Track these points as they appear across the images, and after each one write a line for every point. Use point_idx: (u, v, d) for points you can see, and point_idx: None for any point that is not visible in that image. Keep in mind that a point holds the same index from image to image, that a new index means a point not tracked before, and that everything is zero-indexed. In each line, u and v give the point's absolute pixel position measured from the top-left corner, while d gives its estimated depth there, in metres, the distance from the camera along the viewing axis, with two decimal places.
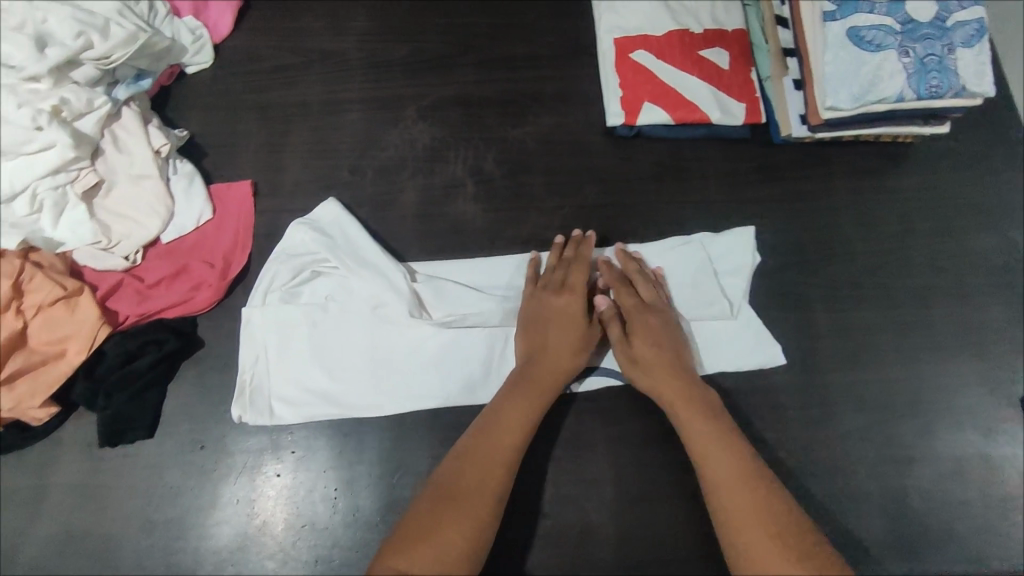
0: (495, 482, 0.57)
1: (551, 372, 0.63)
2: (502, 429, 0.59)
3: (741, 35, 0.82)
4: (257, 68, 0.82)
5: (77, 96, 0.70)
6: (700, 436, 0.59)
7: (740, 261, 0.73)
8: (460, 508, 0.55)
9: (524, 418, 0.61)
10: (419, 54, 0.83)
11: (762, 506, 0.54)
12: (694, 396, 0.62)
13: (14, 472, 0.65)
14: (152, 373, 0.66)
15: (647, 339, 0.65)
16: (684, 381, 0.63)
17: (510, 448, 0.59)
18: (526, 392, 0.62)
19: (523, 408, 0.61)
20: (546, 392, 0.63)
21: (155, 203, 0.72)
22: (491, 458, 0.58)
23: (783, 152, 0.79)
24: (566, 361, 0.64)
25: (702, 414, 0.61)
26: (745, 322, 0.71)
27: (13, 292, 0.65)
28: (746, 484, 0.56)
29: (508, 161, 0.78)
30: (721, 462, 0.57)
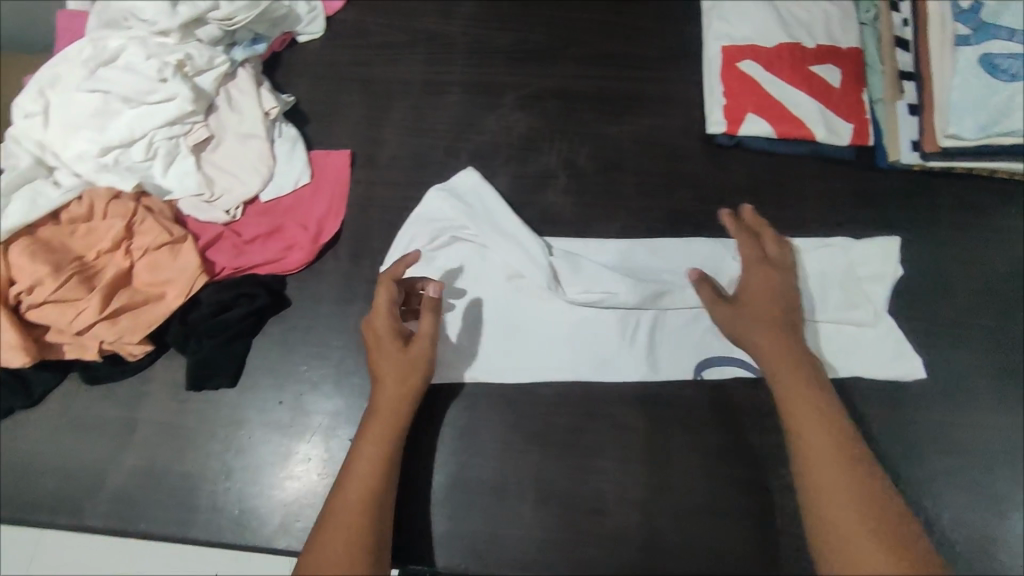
0: (360, 541, 0.53)
1: (388, 411, 0.60)
2: (353, 493, 0.56)
3: (855, 53, 0.80)
4: (365, 43, 0.84)
5: (200, 53, 0.73)
6: (793, 393, 0.58)
7: (882, 269, 0.71)
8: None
9: (371, 473, 0.57)
10: (523, 43, 0.84)
11: (850, 475, 0.53)
12: (799, 361, 0.60)
13: (105, 403, 0.68)
14: (241, 325, 0.68)
15: (754, 298, 0.64)
16: (784, 341, 0.61)
17: (367, 506, 0.55)
18: (371, 441, 0.58)
19: (374, 466, 0.57)
20: (391, 429, 0.59)
21: (258, 163, 0.74)
22: (350, 522, 0.54)
23: (889, 178, 0.76)
24: (404, 388, 0.60)
25: (806, 378, 0.59)
26: (884, 333, 0.69)
27: (125, 232, 0.68)
28: (835, 443, 0.55)
29: (603, 158, 0.78)
30: (815, 426, 0.56)
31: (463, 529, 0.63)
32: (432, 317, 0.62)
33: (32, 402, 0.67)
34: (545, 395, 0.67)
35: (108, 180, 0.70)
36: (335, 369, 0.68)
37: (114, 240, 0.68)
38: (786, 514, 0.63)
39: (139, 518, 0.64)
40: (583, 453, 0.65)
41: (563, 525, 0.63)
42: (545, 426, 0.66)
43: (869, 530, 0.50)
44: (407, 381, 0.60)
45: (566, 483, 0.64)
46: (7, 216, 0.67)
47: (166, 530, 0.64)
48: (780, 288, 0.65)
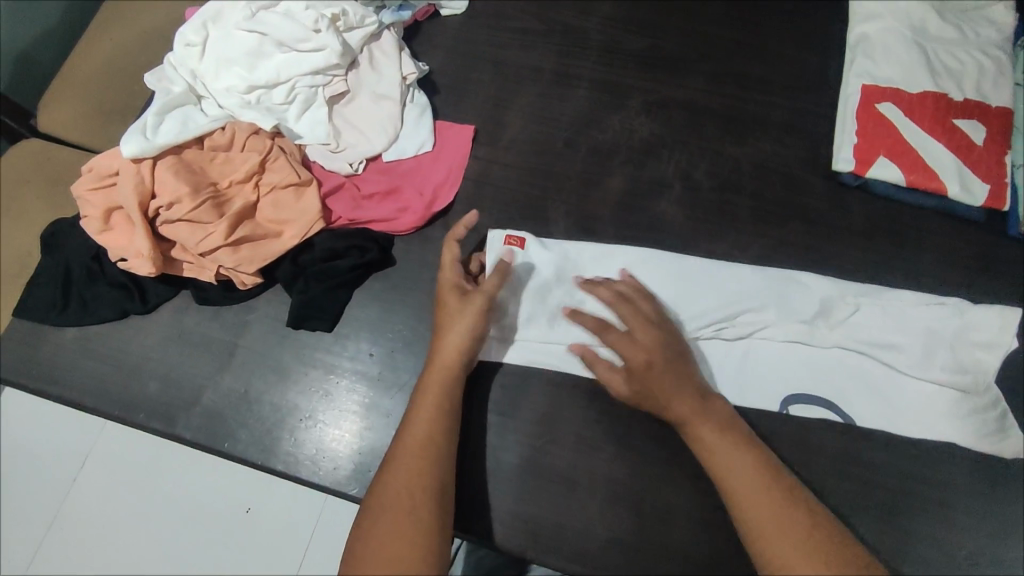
0: (421, 484, 0.55)
1: (440, 365, 0.62)
2: (411, 445, 0.57)
3: (1004, 113, 0.76)
4: (503, 26, 0.86)
5: (354, 11, 0.77)
6: (732, 471, 0.57)
7: (997, 338, 0.67)
8: (396, 520, 0.53)
9: (428, 426, 0.59)
10: (657, 49, 0.84)
11: (770, 485, 0.56)
12: (696, 377, 0.63)
13: (212, 324, 0.72)
14: (349, 274, 0.71)
15: (647, 364, 0.62)
16: (708, 409, 0.60)
17: (427, 455, 0.57)
18: (428, 396, 0.60)
19: (433, 410, 0.60)
20: (443, 382, 0.61)
21: (387, 123, 0.76)
22: (410, 470, 0.56)
23: (1018, 247, 0.73)
24: (453, 344, 0.63)
25: (706, 396, 0.61)
26: (991, 403, 0.66)
27: (258, 166, 0.72)
28: (779, 509, 0.55)
29: (720, 177, 0.77)
30: (726, 439, 0.58)
31: (528, 512, 0.64)
32: (498, 278, 0.65)
33: (146, 309, 0.72)
34: (628, 397, 0.67)
35: (250, 116, 0.73)
36: (428, 333, 0.70)
37: (247, 172, 0.71)
38: None
39: (225, 437, 0.67)
40: (656, 462, 0.65)
41: (627, 529, 0.63)
42: (621, 430, 0.66)
43: (802, 544, 0.53)
44: (453, 334, 0.63)
45: (636, 490, 0.64)
46: (159, 134, 0.71)
47: (246, 453, 0.66)
48: (660, 349, 0.62)
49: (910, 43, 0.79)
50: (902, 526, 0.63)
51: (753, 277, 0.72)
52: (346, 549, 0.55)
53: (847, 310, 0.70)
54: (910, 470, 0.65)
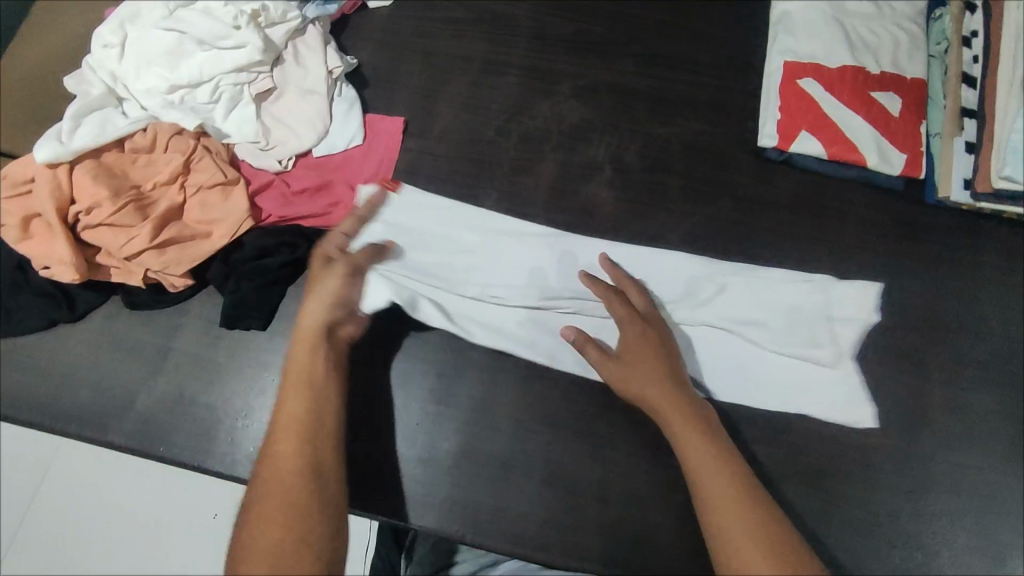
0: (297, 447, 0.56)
1: (302, 335, 0.62)
2: (284, 436, 0.57)
3: (919, 84, 0.79)
4: (433, 16, 0.85)
5: (275, 5, 0.76)
6: (695, 453, 0.58)
7: (857, 315, 0.69)
8: (274, 512, 0.53)
9: (297, 413, 0.58)
10: (586, 35, 0.84)
11: (736, 484, 0.56)
12: (673, 374, 0.63)
13: (144, 328, 0.71)
14: (280, 271, 0.71)
15: (639, 357, 0.64)
16: (679, 395, 0.62)
17: (305, 419, 0.58)
18: (293, 374, 0.60)
19: (297, 372, 0.60)
20: (305, 355, 0.61)
21: (315, 119, 0.76)
22: (285, 450, 0.56)
23: (935, 214, 0.76)
24: (313, 310, 0.63)
25: (681, 393, 0.62)
26: (842, 378, 0.68)
27: (182, 167, 0.71)
28: (735, 493, 0.56)
29: (649, 157, 0.78)
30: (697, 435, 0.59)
31: (467, 497, 0.65)
32: (371, 254, 0.68)
33: (75, 317, 0.71)
34: (564, 378, 0.69)
35: (172, 116, 0.72)
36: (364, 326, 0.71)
37: (172, 173, 0.70)
38: None
39: (161, 442, 0.67)
40: (591, 441, 0.66)
41: (565, 508, 0.64)
42: (556, 412, 0.67)
43: (759, 543, 0.53)
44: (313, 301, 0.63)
45: (571, 470, 0.65)
46: (75, 138, 0.69)
47: (183, 456, 0.66)
48: (665, 362, 0.64)
49: (829, 19, 0.81)
50: (826, 488, 0.65)
51: (626, 258, 0.73)
52: (230, 544, 0.53)
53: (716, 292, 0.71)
54: (835, 433, 0.67)
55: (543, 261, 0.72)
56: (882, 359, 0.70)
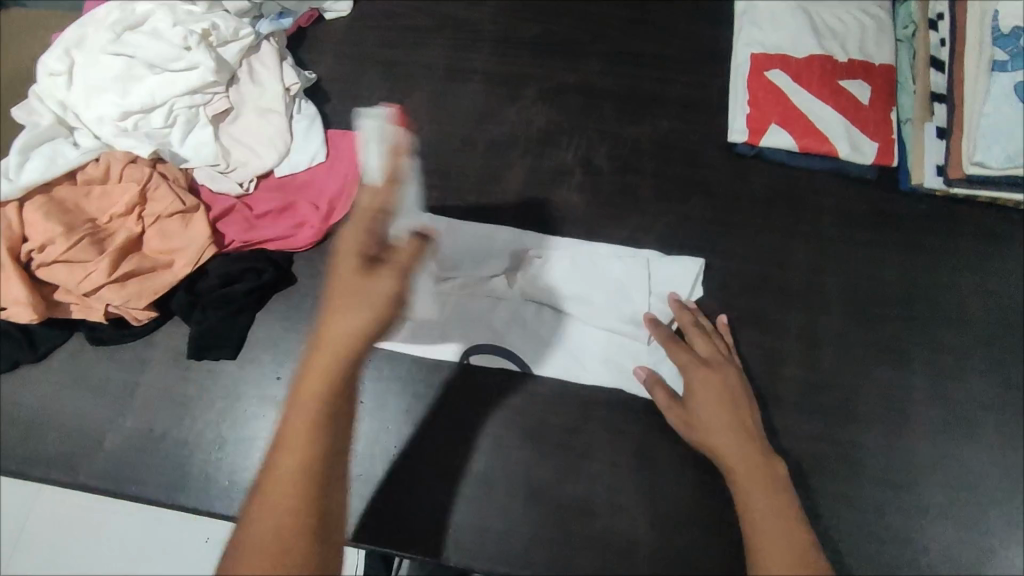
0: (308, 490, 0.45)
1: (327, 353, 0.47)
2: (288, 473, 0.45)
3: (888, 70, 0.78)
4: (392, 24, 0.83)
5: (226, 24, 0.73)
6: (755, 500, 0.55)
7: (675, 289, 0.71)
8: (265, 558, 0.42)
9: (308, 445, 0.45)
10: (549, 35, 0.82)
11: (789, 530, 0.52)
12: (738, 415, 0.60)
13: (110, 364, 0.69)
14: (246, 299, 0.69)
15: (706, 400, 0.61)
16: (748, 443, 0.58)
17: (315, 451, 0.45)
18: (300, 390, 0.46)
19: (313, 396, 0.46)
20: (319, 377, 0.47)
21: (275, 137, 0.74)
22: (285, 493, 0.44)
23: (910, 201, 0.75)
24: (349, 313, 0.47)
25: (740, 432, 0.59)
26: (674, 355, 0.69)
27: (138, 197, 0.68)
28: (785, 538, 0.52)
29: (618, 159, 0.77)
30: (751, 475, 0.56)
31: (450, 519, 0.63)
32: (416, 248, 0.52)
33: (38, 356, 0.69)
34: (542, 392, 0.67)
35: (126, 144, 0.70)
36: None
37: (127, 205, 0.68)
38: None
39: (134, 481, 0.65)
40: (573, 453, 0.65)
41: (550, 524, 0.63)
42: (537, 426, 0.66)
43: None
44: (365, 306, 0.47)
45: (554, 484, 0.64)
46: (25, 173, 0.68)
47: (155, 494, 0.65)
48: (732, 403, 0.61)
49: (794, 8, 0.80)
50: (812, 488, 0.64)
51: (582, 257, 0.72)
52: None
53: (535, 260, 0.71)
54: (818, 431, 0.66)
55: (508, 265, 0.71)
56: (862, 353, 0.69)
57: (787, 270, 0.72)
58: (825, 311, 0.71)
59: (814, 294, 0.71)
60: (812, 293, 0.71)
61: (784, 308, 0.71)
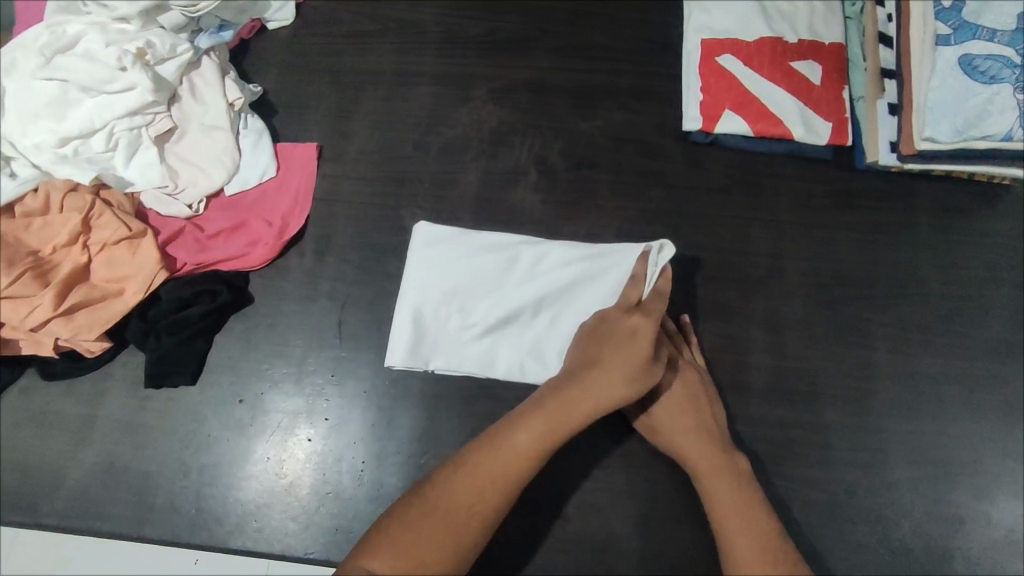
0: (498, 488, 0.53)
1: (580, 404, 0.56)
2: (492, 467, 0.54)
3: (838, 49, 0.77)
4: (335, 31, 0.81)
5: (162, 41, 0.71)
6: (726, 507, 0.56)
7: None
8: (447, 522, 0.52)
9: (526, 458, 0.54)
10: (498, 33, 0.81)
11: (758, 528, 0.55)
12: (699, 414, 0.61)
13: (65, 399, 0.67)
14: (202, 322, 0.67)
15: (669, 408, 0.61)
16: (712, 442, 0.60)
17: (524, 466, 0.54)
18: (544, 417, 0.55)
19: (541, 423, 0.55)
20: (566, 420, 0.56)
21: (223, 154, 0.72)
22: (475, 486, 0.53)
23: (866, 179, 0.75)
24: (628, 380, 0.57)
25: (701, 432, 0.60)
26: None
27: (81, 226, 0.66)
28: (757, 535, 0.54)
29: (574, 155, 0.76)
30: (718, 474, 0.58)
31: None
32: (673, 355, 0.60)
33: None
34: (509, 396, 0.67)
35: (65, 172, 0.68)
36: (297, 368, 0.68)
37: (71, 234, 0.66)
38: None
39: (98, 516, 0.64)
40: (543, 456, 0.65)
41: (523, 528, 0.63)
42: None
43: None
44: (635, 365, 0.57)
45: (526, 488, 0.64)
46: None
47: (121, 528, 0.63)
48: (696, 405, 0.62)
49: None
50: (782, 474, 0.65)
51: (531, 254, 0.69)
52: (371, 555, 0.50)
53: (482, 261, 0.69)
54: (786, 415, 0.66)
55: (478, 272, 0.69)
56: (825, 335, 0.69)
57: (748, 256, 0.72)
58: (788, 295, 0.71)
59: (775, 279, 0.71)
60: (774, 278, 0.71)
61: (746, 295, 0.71)
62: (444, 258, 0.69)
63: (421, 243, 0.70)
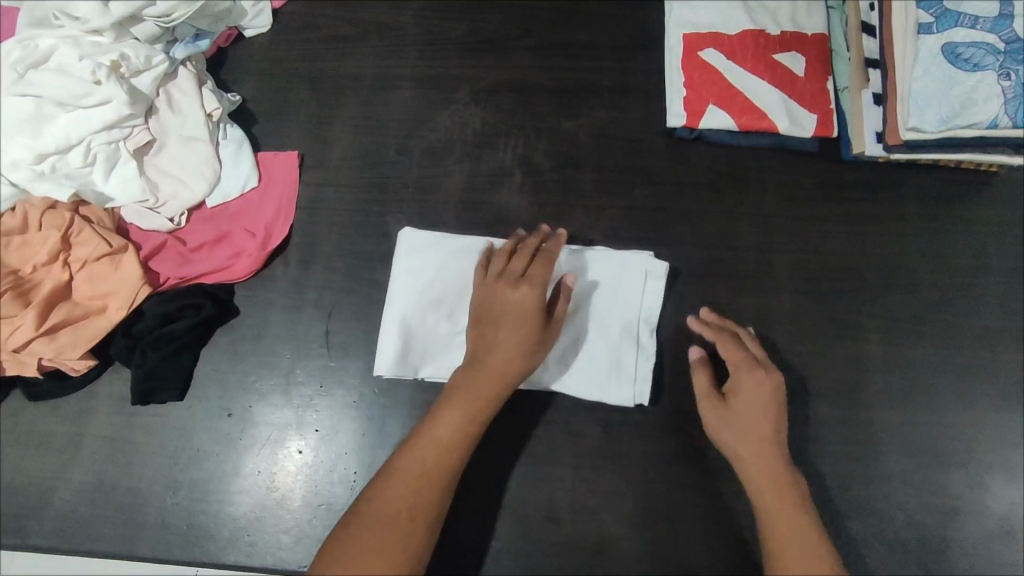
0: (431, 480, 0.55)
1: (487, 382, 0.58)
2: (420, 460, 0.56)
3: (822, 39, 0.76)
4: (314, 36, 0.80)
5: (136, 52, 0.70)
6: (777, 517, 0.56)
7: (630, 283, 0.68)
8: (387, 522, 0.53)
9: (448, 444, 0.56)
10: (478, 33, 0.80)
11: (807, 540, 0.54)
12: (777, 420, 0.59)
13: (51, 419, 0.67)
14: (188, 337, 0.66)
15: (747, 406, 0.60)
16: (776, 451, 0.58)
17: (449, 453, 0.56)
18: (458, 406, 0.58)
19: (458, 411, 0.58)
20: (477, 400, 0.58)
21: (203, 167, 0.71)
22: (408, 483, 0.54)
23: (853, 171, 0.74)
24: (519, 346, 0.59)
25: (770, 439, 0.58)
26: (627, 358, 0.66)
27: (61, 244, 0.66)
28: (805, 546, 0.54)
29: (558, 155, 0.75)
30: (775, 482, 0.57)
31: None
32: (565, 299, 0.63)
33: None
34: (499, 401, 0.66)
35: (44, 189, 0.68)
36: (285, 379, 0.67)
37: (50, 253, 0.65)
38: (739, 517, 0.63)
39: (88, 536, 0.63)
40: (535, 462, 0.65)
41: (517, 533, 0.63)
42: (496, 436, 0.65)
43: None
44: (522, 329, 0.60)
45: (519, 493, 0.64)
46: None
47: (113, 547, 0.63)
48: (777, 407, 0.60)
49: None
50: None
51: None
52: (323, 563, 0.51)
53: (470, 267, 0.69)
54: None
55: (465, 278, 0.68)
56: (816, 330, 0.69)
57: (736, 252, 0.72)
58: (777, 290, 0.70)
59: (764, 274, 0.71)
60: (763, 273, 0.71)
61: (736, 291, 0.70)
62: (432, 268, 0.68)
63: (404, 250, 0.69)
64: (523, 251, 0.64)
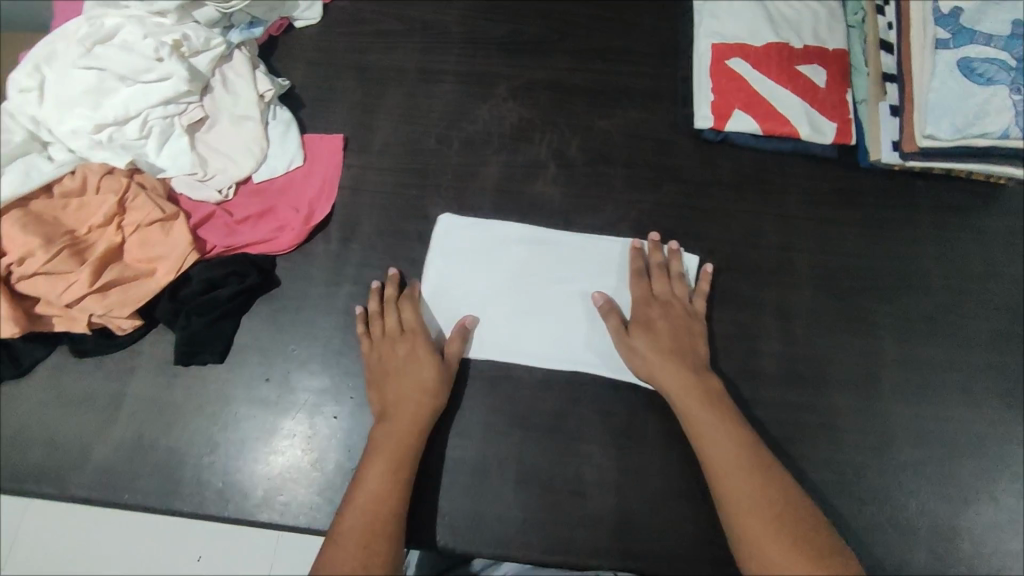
0: (376, 530, 0.57)
1: (402, 432, 0.62)
2: (360, 520, 0.58)
3: (839, 55, 0.81)
4: (362, 30, 0.85)
5: (197, 34, 0.73)
6: (715, 443, 0.61)
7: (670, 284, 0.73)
8: None
9: (380, 500, 0.59)
10: (518, 35, 0.85)
11: (743, 463, 0.60)
12: (674, 353, 0.66)
13: (95, 376, 0.69)
14: (232, 303, 0.69)
15: (669, 346, 0.67)
16: (695, 383, 0.65)
17: (383, 505, 0.59)
18: (381, 461, 0.61)
19: (383, 468, 0.60)
20: (398, 450, 0.61)
21: (252, 144, 0.74)
22: (357, 540, 0.57)
23: (870, 177, 0.78)
24: (423, 390, 0.65)
25: (691, 377, 0.65)
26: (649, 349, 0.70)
27: (117, 207, 0.69)
28: (742, 469, 0.59)
29: (591, 150, 0.79)
30: (706, 417, 0.63)
31: (443, 506, 0.65)
32: (460, 342, 0.68)
33: (20, 372, 0.68)
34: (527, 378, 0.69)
35: (101, 156, 0.70)
36: (323, 349, 0.70)
37: (106, 215, 0.68)
38: None
39: (125, 490, 0.65)
40: (562, 437, 0.67)
41: (542, 504, 0.65)
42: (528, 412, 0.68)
43: (770, 517, 0.57)
44: (422, 371, 0.65)
45: (545, 467, 0.66)
46: None
47: (148, 501, 0.64)
48: (660, 341, 0.67)
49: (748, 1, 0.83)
50: (791, 458, 0.67)
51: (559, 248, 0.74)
52: None
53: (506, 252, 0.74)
54: (796, 399, 0.69)
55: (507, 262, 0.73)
56: (833, 324, 0.72)
57: (757, 248, 0.75)
58: (797, 286, 0.73)
59: (785, 271, 0.74)
60: (782, 268, 0.74)
61: (757, 285, 0.74)
62: (479, 253, 0.74)
63: (444, 232, 0.74)
64: (393, 309, 0.69)
